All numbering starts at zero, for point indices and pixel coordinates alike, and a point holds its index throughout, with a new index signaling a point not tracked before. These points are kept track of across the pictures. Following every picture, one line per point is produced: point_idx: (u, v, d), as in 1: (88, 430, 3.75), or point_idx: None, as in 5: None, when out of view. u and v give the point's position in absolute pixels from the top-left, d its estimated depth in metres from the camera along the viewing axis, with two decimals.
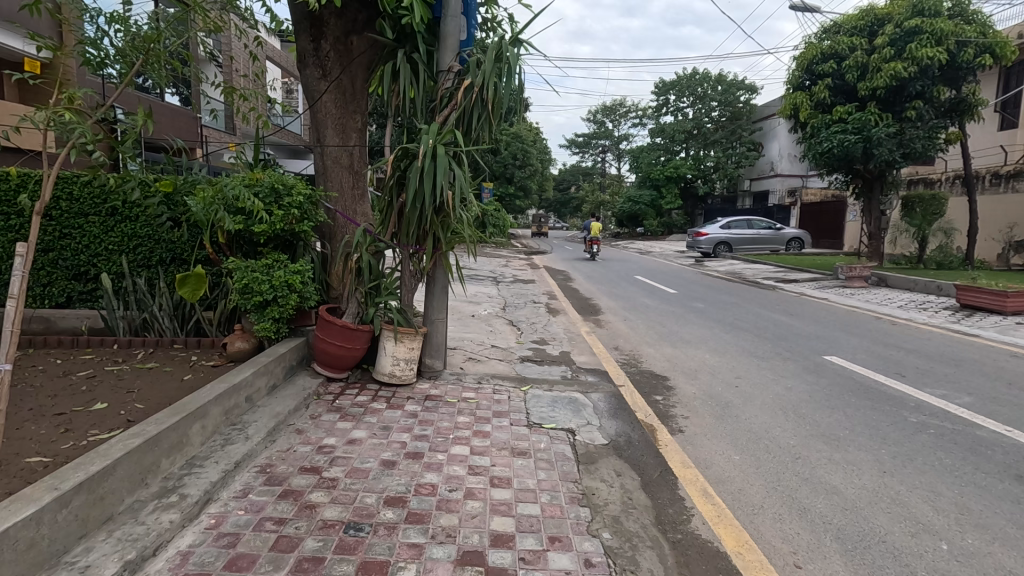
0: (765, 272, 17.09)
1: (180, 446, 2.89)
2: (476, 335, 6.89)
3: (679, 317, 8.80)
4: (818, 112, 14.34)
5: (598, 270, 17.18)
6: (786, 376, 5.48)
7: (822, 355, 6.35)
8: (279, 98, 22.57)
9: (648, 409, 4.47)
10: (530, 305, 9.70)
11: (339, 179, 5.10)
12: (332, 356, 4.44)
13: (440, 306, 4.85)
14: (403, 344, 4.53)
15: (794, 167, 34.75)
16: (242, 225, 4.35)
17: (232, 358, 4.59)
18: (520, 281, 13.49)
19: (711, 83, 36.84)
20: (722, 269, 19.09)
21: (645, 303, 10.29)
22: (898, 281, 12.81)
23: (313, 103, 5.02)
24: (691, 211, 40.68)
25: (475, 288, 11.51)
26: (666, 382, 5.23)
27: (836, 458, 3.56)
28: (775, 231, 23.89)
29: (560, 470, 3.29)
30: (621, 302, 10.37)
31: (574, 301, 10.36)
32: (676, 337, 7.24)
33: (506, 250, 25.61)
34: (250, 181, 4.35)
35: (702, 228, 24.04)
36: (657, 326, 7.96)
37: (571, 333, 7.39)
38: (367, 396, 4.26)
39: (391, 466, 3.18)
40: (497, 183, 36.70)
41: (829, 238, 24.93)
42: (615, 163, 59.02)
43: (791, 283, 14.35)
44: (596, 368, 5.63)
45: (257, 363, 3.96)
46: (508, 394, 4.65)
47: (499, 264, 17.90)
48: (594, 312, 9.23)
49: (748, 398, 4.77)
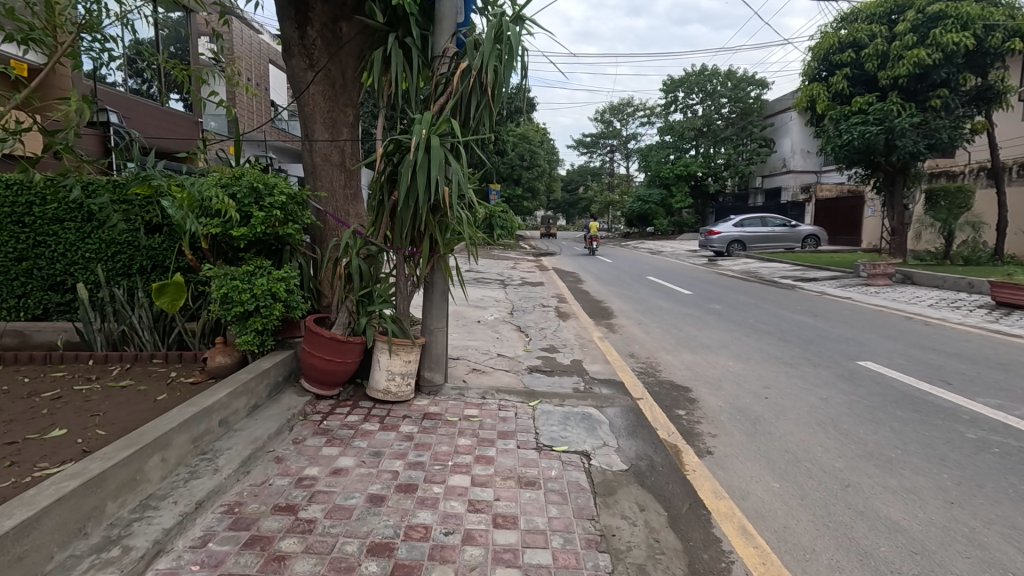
0: (782, 271, 16.53)
1: (132, 485, 2.50)
2: (482, 342, 6.47)
3: (696, 320, 8.32)
4: (836, 104, 13.81)
5: (608, 271, 16.74)
6: (820, 385, 5.00)
7: (857, 361, 5.85)
8: (283, 102, 22.39)
9: (670, 426, 4.02)
10: (539, 309, 9.28)
11: (328, 177, 4.70)
12: (320, 372, 4.04)
13: (439, 314, 4.42)
14: (398, 357, 4.13)
15: (807, 163, 34.06)
16: (220, 229, 3.95)
17: (213, 375, 4.21)
18: (528, 283, 13.08)
19: (721, 79, 36.24)
20: (737, 268, 18.53)
21: (660, 306, 9.82)
22: (925, 278, 12.22)
23: (300, 95, 4.63)
24: (702, 209, 40.04)
25: (482, 292, 11.11)
26: (688, 393, 4.78)
27: (892, 486, 3.09)
28: (790, 229, 23.26)
29: (574, 504, 2.85)
30: (634, 304, 9.91)
31: (585, 304, 9.91)
32: (695, 342, 6.78)
33: (514, 252, 25.20)
34: (227, 180, 3.95)
35: (715, 226, 23.49)
36: (673, 330, 7.50)
37: (583, 339, 6.96)
38: (359, 417, 3.86)
39: (379, 503, 2.77)
40: (504, 184, 36.30)
41: (846, 235, 24.23)
42: (623, 162, 58.46)
43: (810, 282, 13.79)
44: (611, 378, 5.19)
45: (235, 381, 3.57)
46: (515, 411, 4.22)
47: (507, 267, 17.46)
48: (606, 316, 8.78)
49: (780, 411, 4.30)
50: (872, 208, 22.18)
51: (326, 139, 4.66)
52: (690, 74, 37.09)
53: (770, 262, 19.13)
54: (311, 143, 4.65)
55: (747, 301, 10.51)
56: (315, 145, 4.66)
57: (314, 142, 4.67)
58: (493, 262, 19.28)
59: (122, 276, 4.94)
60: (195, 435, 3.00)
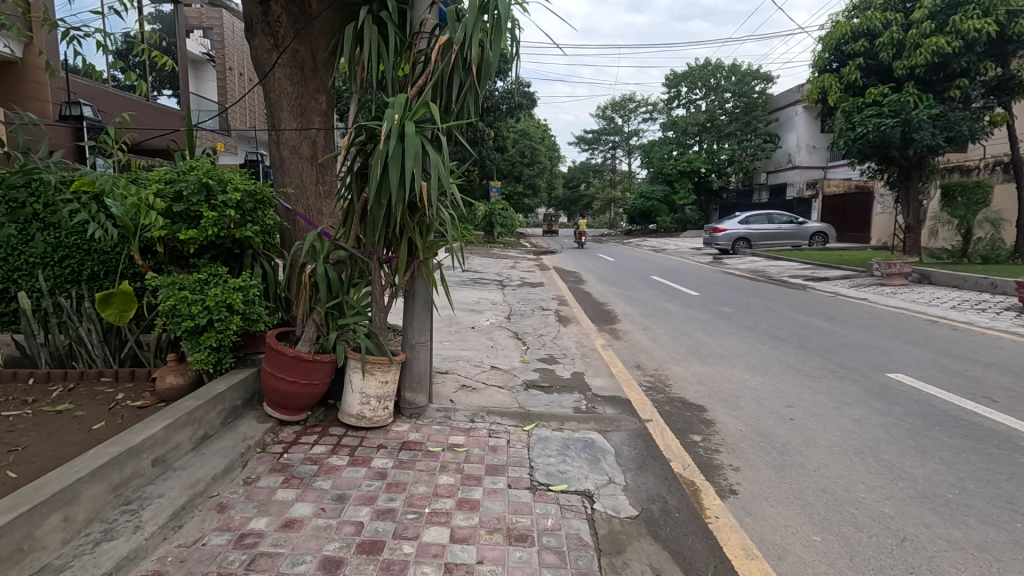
0: (791, 269, 15.98)
1: (17, 558, 2.01)
2: (475, 352, 5.95)
3: (706, 325, 7.79)
4: (849, 95, 13.26)
5: (610, 270, 16.21)
6: (850, 403, 4.47)
7: (887, 373, 5.31)
8: None
9: (685, 458, 3.50)
10: (538, 313, 8.76)
11: (298, 172, 4.18)
12: (283, 396, 3.52)
13: (421, 327, 3.92)
14: (373, 377, 3.61)
15: (813, 159, 33.45)
16: (165, 232, 3.43)
17: (164, 398, 3.71)
18: (527, 284, 12.56)
19: (725, 73, 35.64)
20: (744, 266, 17.98)
21: (666, 309, 9.28)
22: (943, 278, 11.67)
23: (264, 78, 4.11)
24: (705, 206, 39.45)
25: (479, 293, 10.60)
26: (703, 414, 4.25)
27: (957, 540, 2.56)
28: (797, 226, 22.69)
29: (574, 569, 2.33)
30: (638, 308, 9.39)
31: (587, 307, 9.39)
32: (706, 351, 6.25)
33: (514, 250, 24.69)
34: (174, 175, 3.43)
35: (720, 223, 22.93)
36: (682, 337, 6.98)
37: (584, 348, 6.44)
38: (326, 448, 3.35)
39: (335, 569, 2.25)
40: (505, 181, 35.74)
41: (855, 231, 23.67)
42: (625, 159, 57.84)
43: (821, 281, 13.26)
44: (616, 396, 4.67)
45: (180, 411, 3.04)
46: (508, 437, 3.70)
47: (506, 266, 16.96)
48: (610, 320, 8.25)
49: (810, 437, 3.78)
50: (882, 205, 21.58)
51: (294, 129, 4.14)
52: (693, 68, 36.50)
53: (778, 260, 18.57)
54: (277, 134, 4.13)
55: (758, 303, 9.96)
56: (282, 135, 4.14)
57: (281, 132, 4.15)
58: (493, 261, 18.76)
59: (67, 283, 4.37)
60: (116, 482, 2.49)
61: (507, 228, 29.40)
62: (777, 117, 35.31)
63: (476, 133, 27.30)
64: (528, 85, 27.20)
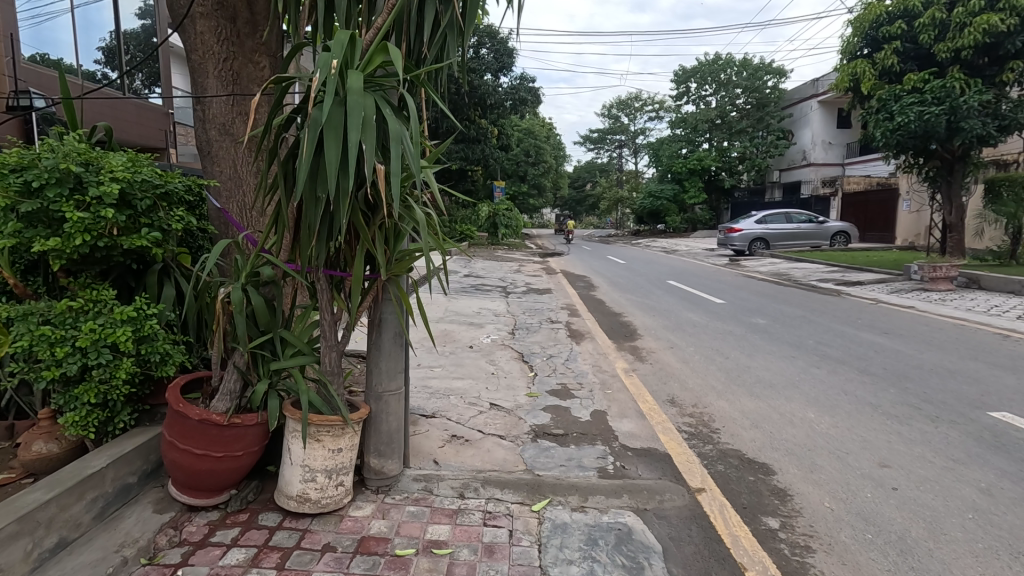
0: (817, 271, 14.86)
1: None
2: (471, 382, 4.91)
3: (742, 342, 6.72)
4: (883, 83, 12.16)
5: (623, 274, 15.12)
6: (964, 461, 3.39)
7: (989, 412, 4.23)
8: None
9: (765, 564, 2.44)
10: (547, 327, 7.70)
11: (232, 160, 3.15)
12: (189, 474, 2.46)
13: (391, 370, 2.85)
14: (320, 445, 2.58)
15: (829, 156, 32.27)
16: (18, 240, 2.40)
17: (33, 471, 2.67)
18: (533, 291, 11.53)
19: (736, 68, 34.48)
20: (764, 268, 16.87)
21: (691, 321, 8.21)
22: (995, 282, 10.54)
23: (182, 32, 3.07)
24: (716, 206, 38.28)
25: (480, 303, 9.56)
26: (773, 480, 3.19)
27: None
28: (818, 225, 21.53)
29: None
30: (660, 320, 8.31)
31: (601, 320, 8.32)
32: (753, 379, 5.17)
33: (520, 253, 23.65)
34: (28, 159, 2.39)
35: (735, 223, 21.81)
36: (718, 360, 5.89)
37: (604, 375, 5.38)
38: (246, 557, 2.30)
39: None
40: (510, 181, 34.84)
41: (878, 231, 22.50)
42: (632, 158, 56.75)
43: (855, 286, 12.14)
44: (651, 449, 3.61)
45: (11, 513, 2.03)
46: (509, 526, 2.65)
47: (511, 270, 15.97)
48: (630, 336, 7.17)
49: (935, 524, 2.70)
50: (908, 202, 20.38)
51: (225, 103, 3.10)
52: (703, 63, 35.29)
53: (800, 262, 17.43)
54: (202, 110, 3.10)
55: (794, 313, 8.86)
56: (208, 110, 3.10)
57: (207, 107, 3.11)
58: (497, 264, 17.75)
59: None
60: None
61: (511, 229, 28.46)
62: (790, 112, 34.20)
63: (478, 131, 26.40)
64: (532, 81, 26.17)
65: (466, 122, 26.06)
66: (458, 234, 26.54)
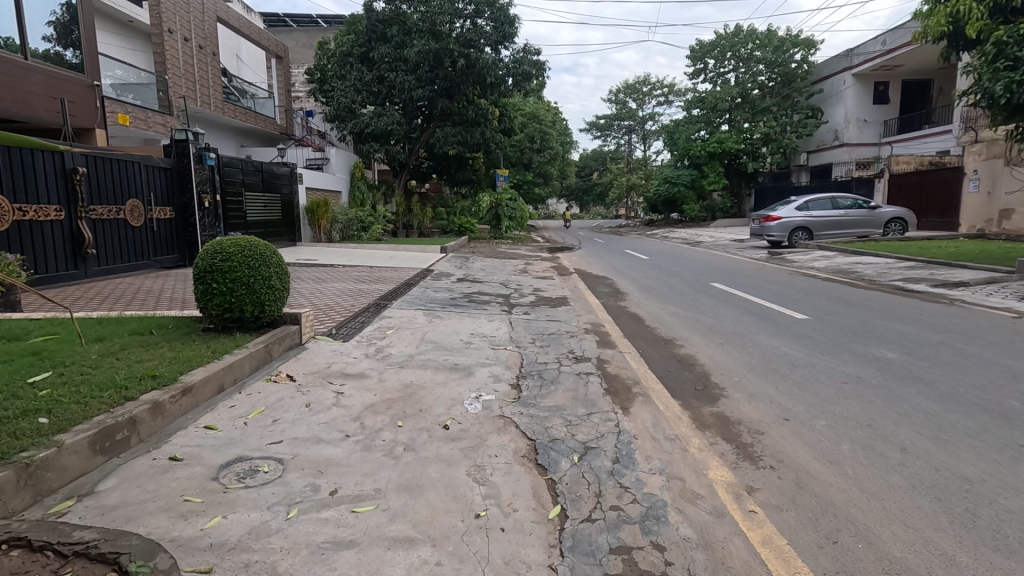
0: (891, 267, 12.14)
1: None
2: (427, 562, 2.27)
3: (900, 407, 4.06)
4: (994, 22, 9.39)
5: (653, 274, 12.47)
6: None
7: None
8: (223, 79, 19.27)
9: None
10: (569, 373, 5.04)
11: None
12: None
13: None
14: None
15: (864, 135, 29.39)
16: None
17: None
18: (545, 302, 8.90)
19: (757, 42, 31.30)
20: (819, 263, 14.15)
21: (783, 354, 5.54)
22: None
23: None
24: (737, 192, 35.45)
25: (472, 323, 6.94)
26: None
27: None
28: (869, 211, 18.57)
29: None
30: (734, 352, 5.66)
31: (649, 357, 5.66)
32: (1019, 532, 2.50)
33: (526, 248, 20.96)
34: None
35: (772, 210, 18.99)
36: (897, 459, 3.21)
37: (702, 514, 2.71)
38: None
39: None
40: (513, 170, 32.63)
41: (937, 216, 19.68)
42: (642, 144, 53.81)
43: (960, 287, 9.45)
44: None
45: None
46: None
47: (515, 271, 13.31)
48: (705, 392, 4.51)
49: None
50: (976, 182, 17.71)
51: None
52: (721, 37, 32.22)
53: (860, 255, 14.68)
54: None
55: (925, 336, 6.14)
56: None
57: None
58: (499, 263, 15.09)
59: None
60: None
61: (517, 221, 25.54)
62: (820, 88, 31.45)
63: (477, 112, 24.03)
64: (536, 53, 23.28)
65: (464, 102, 23.57)
66: (457, 227, 24.86)
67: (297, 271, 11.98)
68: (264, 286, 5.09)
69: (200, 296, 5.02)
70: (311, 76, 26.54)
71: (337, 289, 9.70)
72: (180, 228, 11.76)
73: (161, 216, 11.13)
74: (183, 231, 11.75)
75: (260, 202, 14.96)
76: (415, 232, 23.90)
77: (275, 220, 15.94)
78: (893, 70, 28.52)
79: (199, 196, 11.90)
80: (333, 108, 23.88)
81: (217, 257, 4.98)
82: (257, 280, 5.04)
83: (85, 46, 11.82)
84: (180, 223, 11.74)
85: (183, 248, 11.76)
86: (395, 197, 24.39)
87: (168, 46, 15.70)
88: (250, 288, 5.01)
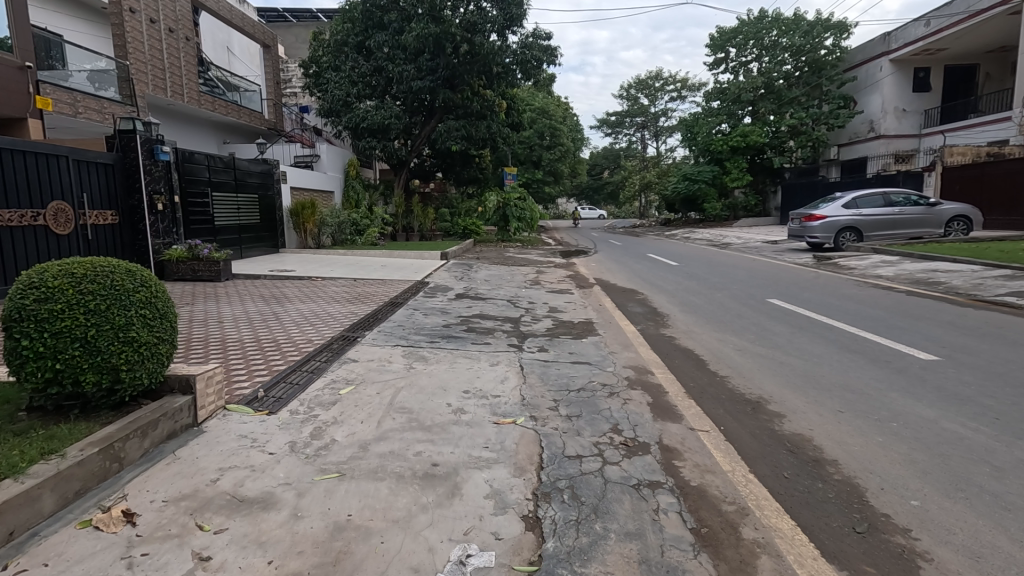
0: (986, 276, 10.00)
1: None
2: None
3: None
4: None
5: (692, 286, 10.42)
6: None
7: None
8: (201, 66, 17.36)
9: None
10: (622, 485, 3.00)
11: None
12: None
13: None
14: None
15: (903, 125, 27.04)
16: None
17: None
18: (565, 329, 6.86)
19: (784, 27, 29.13)
20: (885, 270, 12.00)
21: (960, 440, 3.45)
22: None
23: None
24: (760, 189, 33.24)
25: (466, 371, 4.92)
26: None
27: None
28: (929, 208, 16.28)
29: None
30: (874, 434, 3.59)
31: (739, 440, 3.60)
32: None
33: (536, 253, 19.00)
34: None
35: (815, 209, 16.80)
36: None
37: None
38: None
39: None
40: (521, 168, 30.69)
41: (1003, 212, 17.45)
42: (654, 141, 51.63)
43: None
44: None
45: None
46: None
47: (525, 281, 11.31)
48: (884, 547, 2.45)
49: None
50: None
51: None
52: (744, 23, 29.93)
53: (932, 260, 12.53)
54: None
55: None
56: None
57: None
58: (507, 271, 13.09)
59: None
60: None
61: (527, 223, 23.40)
62: (852, 76, 29.12)
63: (482, 103, 22.07)
64: (547, 38, 21.15)
65: (468, 94, 21.59)
66: (462, 229, 22.95)
67: (270, 287, 10.10)
68: (116, 342, 3.06)
69: (7, 360, 3.03)
70: (307, 69, 24.65)
71: (304, 311, 7.73)
72: (127, 236, 9.82)
73: (99, 221, 9.18)
74: (130, 238, 9.84)
75: (233, 203, 13.07)
76: (416, 234, 21.95)
77: (253, 224, 14.11)
78: (935, 55, 26.12)
79: (150, 197, 9.97)
80: (327, 102, 22.01)
81: (31, 296, 2.99)
82: (102, 333, 3.03)
83: (14, 22, 9.89)
84: (126, 228, 9.83)
85: (129, 259, 9.84)
86: (394, 197, 22.50)
87: (130, 27, 13.90)
88: (89, 348, 3.00)
